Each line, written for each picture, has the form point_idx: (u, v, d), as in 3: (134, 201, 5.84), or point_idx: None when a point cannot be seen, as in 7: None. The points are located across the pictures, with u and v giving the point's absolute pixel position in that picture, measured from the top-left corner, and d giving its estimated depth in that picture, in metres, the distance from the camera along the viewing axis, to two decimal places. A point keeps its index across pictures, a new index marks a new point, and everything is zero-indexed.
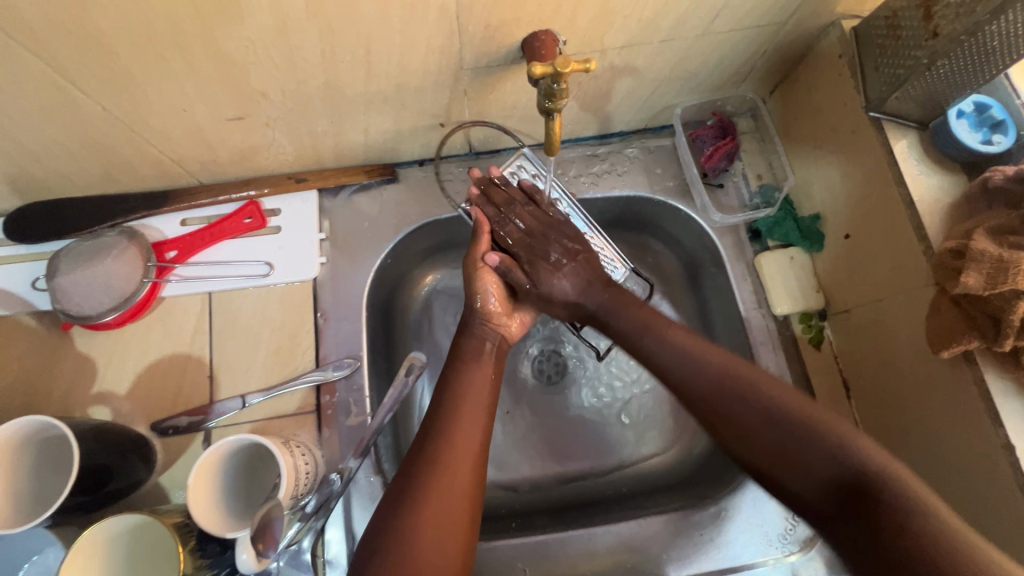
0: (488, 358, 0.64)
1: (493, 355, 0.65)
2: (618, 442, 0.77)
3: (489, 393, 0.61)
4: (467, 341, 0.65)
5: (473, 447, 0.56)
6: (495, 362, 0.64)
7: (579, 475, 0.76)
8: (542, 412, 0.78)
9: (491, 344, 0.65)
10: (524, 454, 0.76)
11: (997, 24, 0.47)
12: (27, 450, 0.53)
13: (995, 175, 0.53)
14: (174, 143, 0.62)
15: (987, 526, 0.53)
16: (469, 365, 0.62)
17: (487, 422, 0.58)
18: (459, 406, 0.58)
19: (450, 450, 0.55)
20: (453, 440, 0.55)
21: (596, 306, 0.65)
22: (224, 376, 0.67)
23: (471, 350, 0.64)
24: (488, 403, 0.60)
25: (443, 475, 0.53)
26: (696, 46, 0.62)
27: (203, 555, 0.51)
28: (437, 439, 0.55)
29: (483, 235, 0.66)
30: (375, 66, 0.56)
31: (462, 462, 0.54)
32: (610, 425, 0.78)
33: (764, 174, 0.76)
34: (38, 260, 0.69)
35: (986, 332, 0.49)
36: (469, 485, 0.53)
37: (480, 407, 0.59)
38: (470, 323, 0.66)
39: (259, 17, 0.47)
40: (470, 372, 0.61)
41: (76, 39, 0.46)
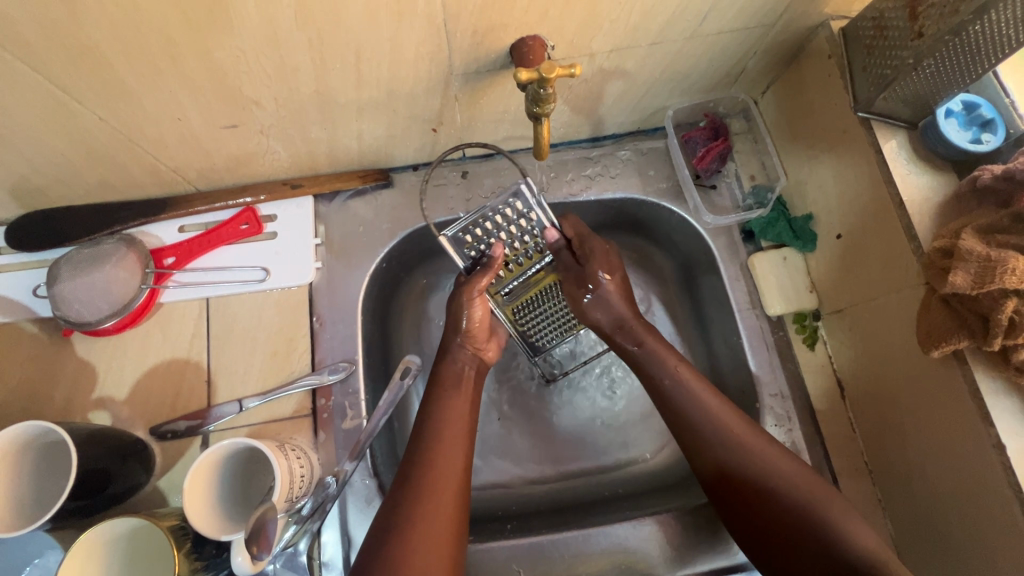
0: (468, 383, 0.65)
1: (473, 379, 0.66)
2: (609, 445, 0.77)
3: (465, 418, 0.62)
4: (448, 367, 0.66)
5: (458, 468, 0.57)
6: (475, 386, 0.66)
7: (577, 477, 0.76)
8: (532, 418, 0.79)
9: (470, 368, 0.67)
10: (517, 457, 0.77)
11: (981, 24, 0.47)
12: (27, 455, 0.54)
13: (983, 175, 0.53)
14: (170, 151, 0.63)
15: (981, 526, 0.52)
16: (446, 391, 0.63)
17: (468, 446, 0.60)
18: (442, 428, 0.60)
19: (434, 475, 0.56)
20: (435, 465, 0.56)
21: (631, 334, 0.67)
22: (221, 381, 0.68)
23: (449, 376, 0.65)
24: (466, 424, 0.61)
25: (427, 498, 0.54)
26: (684, 49, 0.63)
27: (198, 558, 0.52)
28: (420, 463, 0.56)
29: (490, 274, 0.64)
30: (366, 73, 0.56)
31: (444, 486, 0.55)
32: (600, 428, 0.78)
33: (756, 175, 0.76)
34: (40, 268, 0.70)
35: (976, 332, 0.50)
36: (453, 507, 0.55)
37: (459, 428, 0.60)
38: (451, 348, 0.67)
39: (249, 27, 0.48)
40: (449, 398, 0.63)
41: (71, 51, 0.47)
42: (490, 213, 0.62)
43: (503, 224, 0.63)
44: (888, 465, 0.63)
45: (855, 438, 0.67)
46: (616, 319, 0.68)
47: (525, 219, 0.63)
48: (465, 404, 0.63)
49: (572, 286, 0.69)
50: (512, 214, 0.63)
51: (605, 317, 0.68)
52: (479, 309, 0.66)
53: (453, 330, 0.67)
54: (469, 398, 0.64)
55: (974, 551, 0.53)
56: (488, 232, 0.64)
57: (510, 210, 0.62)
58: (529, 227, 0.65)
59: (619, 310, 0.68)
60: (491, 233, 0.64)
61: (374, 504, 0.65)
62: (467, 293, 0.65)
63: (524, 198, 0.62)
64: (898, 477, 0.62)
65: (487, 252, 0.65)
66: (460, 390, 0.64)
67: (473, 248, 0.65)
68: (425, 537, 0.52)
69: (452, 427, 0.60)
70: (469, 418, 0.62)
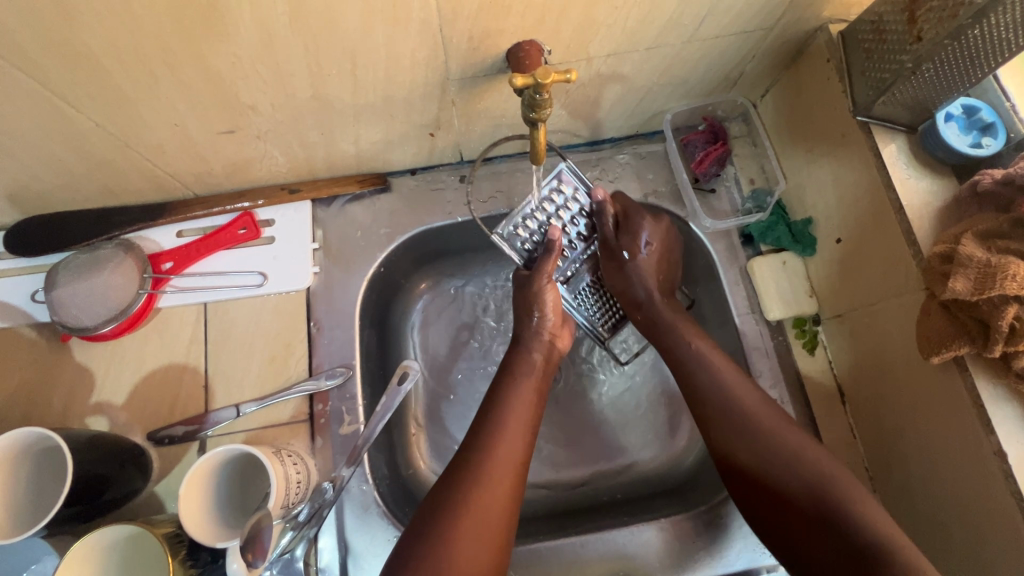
0: (538, 373, 0.65)
1: (541, 368, 0.65)
2: (626, 442, 0.77)
3: (528, 410, 0.61)
4: (520, 354, 0.66)
5: (516, 458, 0.57)
6: (544, 377, 0.65)
7: (580, 481, 0.76)
8: (555, 411, 0.79)
9: (542, 357, 0.66)
10: None
11: (980, 28, 0.47)
12: (24, 461, 0.54)
13: (984, 179, 0.53)
14: (167, 156, 0.63)
15: (982, 533, 0.52)
16: (516, 381, 0.63)
17: (528, 439, 0.59)
18: (504, 419, 0.59)
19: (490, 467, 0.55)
20: (491, 457, 0.55)
21: (655, 311, 0.67)
22: (219, 386, 0.68)
23: (519, 365, 0.65)
24: (530, 414, 0.61)
25: (479, 489, 0.53)
26: (683, 52, 0.62)
27: (193, 564, 0.52)
28: (474, 456, 0.56)
29: (552, 254, 0.66)
30: (362, 79, 0.56)
31: (499, 481, 0.54)
32: (614, 425, 0.78)
33: (756, 179, 0.76)
34: (38, 273, 0.70)
35: (976, 338, 0.49)
36: (508, 500, 0.54)
37: (523, 418, 0.60)
38: (525, 335, 0.67)
39: (245, 33, 0.48)
40: (517, 387, 0.62)
41: (66, 58, 0.47)
42: (530, 209, 0.68)
43: (550, 209, 0.68)
44: (888, 471, 0.62)
45: (855, 443, 0.66)
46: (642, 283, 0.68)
47: (570, 199, 0.68)
48: (531, 394, 0.62)
49: (608, 256, 0.69)
50: (558, 195, 0.68)
51: (636, 283, 0.68)
52: (552, 295, 0.67)
53: (527, 317, 0.67)
54: (536, 386, 0.64)
55: (976, 557, 0.53)
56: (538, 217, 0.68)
57: (557, 193, 0.68)
58: (576, 207, 0.69)
59: (646, 279, 0.67)
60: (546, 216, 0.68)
61: (371, 510, 0.65)
62: (537, 280, 0.66)
63: (569, 180, 0.68)
64: (898, 483, 0.61)
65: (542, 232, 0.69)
66: (529, 380, 0.63)
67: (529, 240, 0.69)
68: (478, 531, 0.52)
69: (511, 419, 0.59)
70: (532, 407, 0.62)
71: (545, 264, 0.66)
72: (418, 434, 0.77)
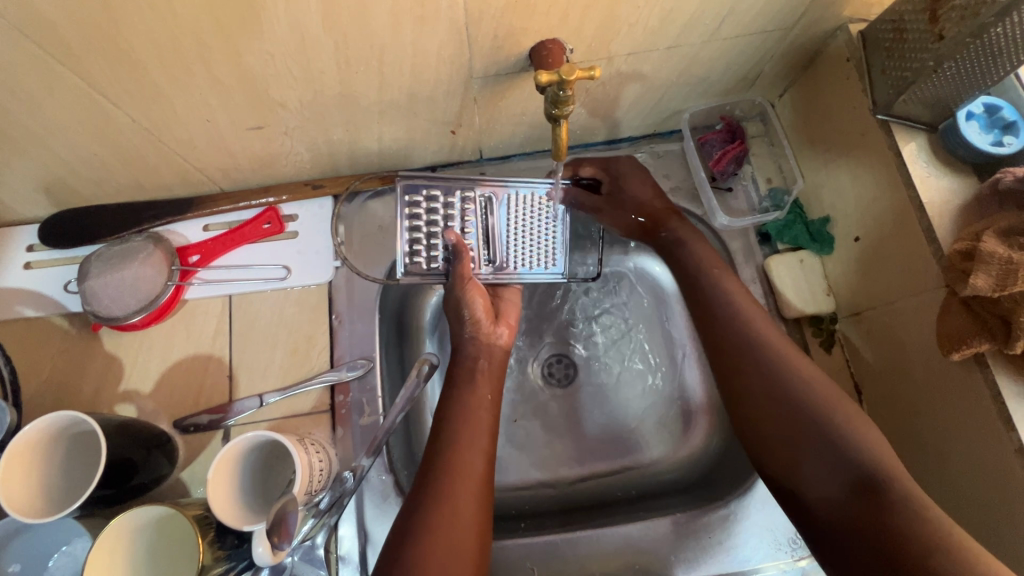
0: (486, 376, 0.64)
1: (489, 371, 0.65)
2: (627, 393, 0.80)
3: (488, 409, 0.61)
4: (461, 363, 0.65)
5: (477, 467, 0.56)
6: (494, 378, 0.64)
7: (596, 477, 0.76)
8: (561, 413, 0.79)
9: (483, 359, 0.65)
10: (541, 457, 0.77)
11: (1003, 26, 0.47)
12: (59, 444, 0.55)
13: (1005, 176, 0.53)
14: (197, 152, 0.65)
15: (1003, 530, 0.52)
16: (469, 390, 0.62)
17: (490, 435, 0.60)
18: (465, 419, 0.59)
19: (458, 457, 0.56)
20: (458, 459, 0.56)
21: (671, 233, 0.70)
22: (243, 376, 0.69)
23: (470, 372, 0.64)
24: (489, 422, 0.60)
25: (446, 501, 0.53)
26: (702, 51, 0.63)
27: (220, 546, 0.52)
28: (443, 452, 0.56)
29: (461, 267, 0.66)
30: (388, 77, 0.58)
31: (466, 489, 0.54)
32: (628, 423, 0.79)
33: (773, 178, 0.76)
34: (70, 264, 0.72)
35: (997, 334, 0.49)
36: (475, 512, 0.54)
37: (481, 427, 0.59)
38: (463, 344, 0.66)
39: (278, 31, 0.49)
40: (468, 396, 0.61)
41: (109, 54, 0.49)
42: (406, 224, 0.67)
43: (434, 224, 0.68)
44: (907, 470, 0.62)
45: None
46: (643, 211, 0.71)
47: (433, 202, 0.67)
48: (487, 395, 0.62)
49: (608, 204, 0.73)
50: (422, 207, 0.67)
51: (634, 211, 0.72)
52: (474, 291, 0.66)
53: (461, 328, 0.67)
54: (489, 389, 0.63)
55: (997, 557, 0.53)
56: (426, 237, 0.68)
57: (416, 205, 0.67)
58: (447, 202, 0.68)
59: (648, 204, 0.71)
60: (431, 230, 0.68)
61: (390, 500, 0.66)
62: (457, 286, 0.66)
63: (414, 188, 0.67)
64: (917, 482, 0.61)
65: (448, 245, 0.68)
66: (484, 384, 0.63)
67: (433, 259, 0.68)
68: (453, 522, 0.52)
69: (472, 417, 0.59)
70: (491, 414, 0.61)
71: (460, 270, 0.66)
72: None
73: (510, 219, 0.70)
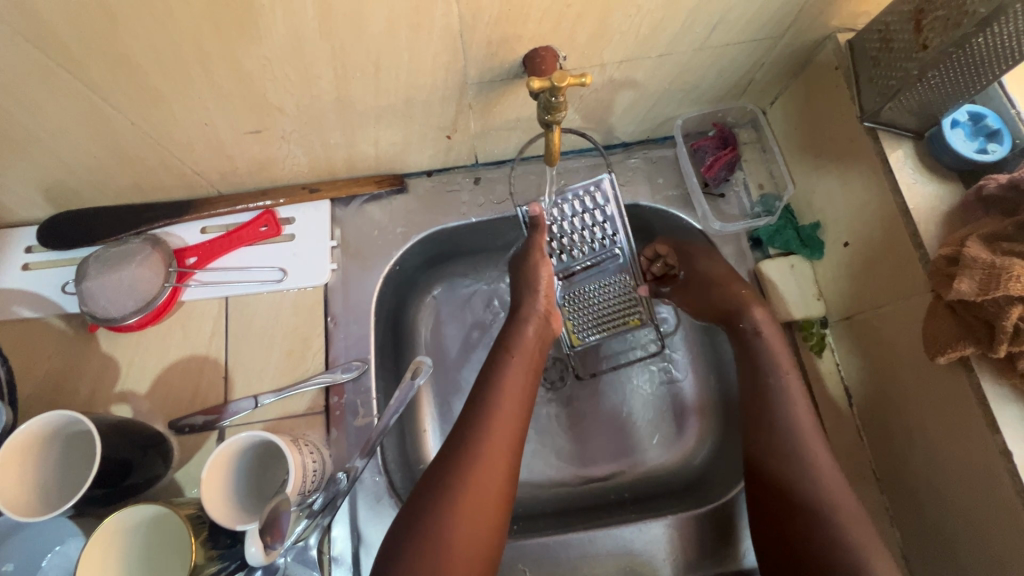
0: (531, 350, 0.65)
1: (536, 347, 0.65)
2: (626, 399, 0.80)
3: (522, 387, 0.61)
4: (514, 325, 0.66)
5: (510, 441, 0.57)
6: (537, 356, 0.65)
7: (594, 479, 0.77)
8: (562, 415, 0.80)
9: (536, 336, 0.66)
10: (540, 457, 0.77)
11: (984, 36, 0.48)
12: (53, 444, 0.56)
13: (989, 183, 0.54)
14: (196, 155, 0.65)
15: (989, 533, 0.52)
16: (507, 359, 0.62)
17: (523, 418, 0.60)
18: (495, 404, 0.58)
19: (481, 456, 0.55)
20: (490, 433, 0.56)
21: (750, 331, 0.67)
22: (238, 377, 0.70)
23: (515, 340, 0.64)
24: (523, 394, 0.61)
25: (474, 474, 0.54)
26: (695, 59, 0.64)
27: (214, 546, 0.52)
28: (464, 452, 0.55)
29: (540, 240, 0.71)
30: (384, 83, 0.59)
31: (496, 461, 0.55)
32: (627, 429, 0.79)
33: (765, 183, 0.77)
34: (68, 266, 0.73)
35: (982, 338, 0.50)
36: (502, 483, 0.55)
37: (517, 396, 0.60)
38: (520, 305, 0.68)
39: (276, 37, 0.50)
40: (505, 369, 0.61)
41: (108, 59, 0.50)
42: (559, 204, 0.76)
43: (578, 208, 0.75)
44: (895, 472, 0.63)
45: (862, 445, 0.67)
46: (726, 299, 0.69)
47: (598, 210, 0.75)
48: (525, 374, 0.62)
49: (681, 290, 0.75)
50: (591, 203, 0.75)
51: (715, 297, 0.71)
52: (546, 270, 0.70)
53: (519, 290, 0.70)
54: (529, 365, 0.63)
55: (982, 558, 0.53)
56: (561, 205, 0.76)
57: (587, 198, 0.75)
58: (600, 217, 0.75)
59: (736, 294, 0.69)
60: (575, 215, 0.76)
61: (385, 501, 0.67)
62: (532, 254, 0.71)
63: (603, 192, 0.74)
64: (905, 485, 0.62)
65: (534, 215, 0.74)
66: (523, 355, 0.63)
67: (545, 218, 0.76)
68: (470, 529, 0.52)
69: (502, 411, 0.58)
70: (524, 386, 0.61)
71: (536, 241, 0.71)
72: (430, 430, 0.78)
73: (608, 279, 0.78)
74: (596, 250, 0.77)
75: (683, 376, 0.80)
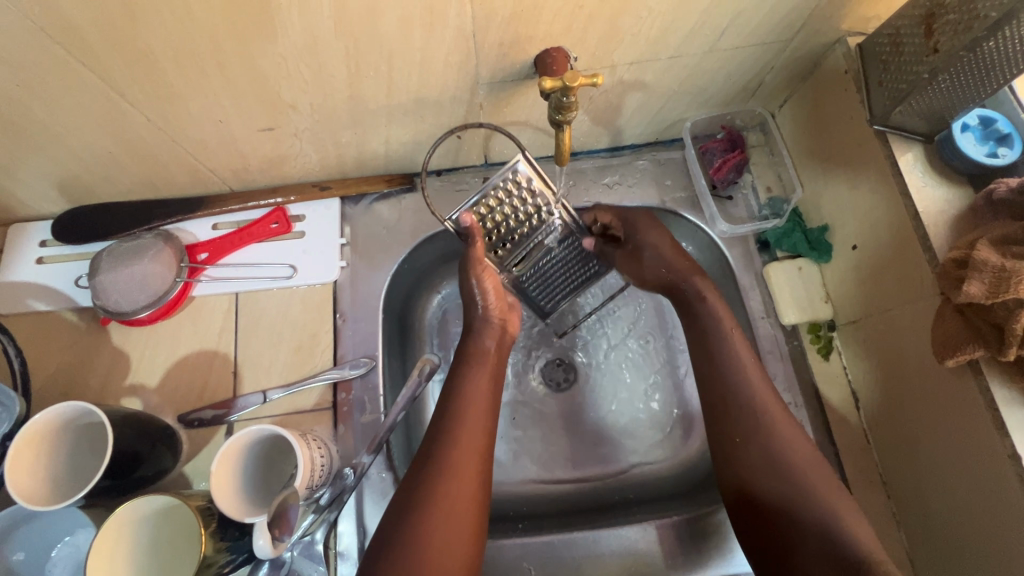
0: (492, 359, 0.64)
1: (495, 355, 0.65)
2: (620, 399, 0.80)
3: (487, 393, 0.61)
4: (471, 341, 0.65)
5: (478, 447, 0.57)
6: (499, 362, 0.65)
7: (589, 480, 0.77)
8: (559, 416, 0.80)
9: (495, 343, 0.65)
10: (538, 458, 0.78)
11: (995, 40, 0.49)
12: (66, 435, 0.56)
13: (999, 187, 0.54)
14: (209, 152, 0.66)
15: (997, 537, 0.52)
16: (469, 369, 0.62)
17: (490, 423, 0.60)
18: (464, 410, 0.59)
19: (454, 461, 0.55)
20: (460, 439, 0.57)
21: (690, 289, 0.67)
22: (247, 373, 0.71)
23: (472, 351, 0.64)
24: (487, 403, 0.61)
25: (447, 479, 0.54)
26: (704, 62, 0.64)
27: (222, 538, 0.52)
28: (437, 458, 0.55)
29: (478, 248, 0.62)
30: (396, 82, 0.59)
31: (468, 465, 0.56)
32: (622, 432, 0.79)
33: (773, 187, 0.77)
34: (81, 260, 0.74)
35: (991, 342, 0.50)
36: (474, 489, 0.55)
37: (481, 404, 0.60)
38: (472, 322, 0.66)
39: (292, 36, 0.51)
40: (469, 379, 0.61)
41: (127, 56, 0.51)
42: (482, 197, 0.61)
43: (502, 199, 0.62)
44: (902, 477, 0.63)
45: (869, 450, 0.67)
46: (664, 268, 0.69)
47: (525, 194, 0.62)
48: (488, 381, 0.62)
49: (626, 258, 0.71)
50: (515, 190, 0.61)
51: (652, 267, 0.70)
52: (492, 282, 0.65)
53: (472, 308, 0.66)
54: (492, 373, 0.63)
55: (990, 563, 0.53)
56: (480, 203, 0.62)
57: (512, 184, 0.61)
58: (531, 200, 0.63)
59: (675, 263, 0.68)
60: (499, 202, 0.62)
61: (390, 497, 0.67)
62: (474, 269, 0.63)
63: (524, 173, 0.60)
64: (912, 488, 0.61)
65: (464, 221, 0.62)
66: (483, 367, 0.63)
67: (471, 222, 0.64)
68: (448, 532, 0.52)
69: (472, 423, 0.58)
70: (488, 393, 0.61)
71: (474, 257, 0.62)
72: None
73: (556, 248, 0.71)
74: (531, 230, 0.67)
75: (688, 381, 0.80)
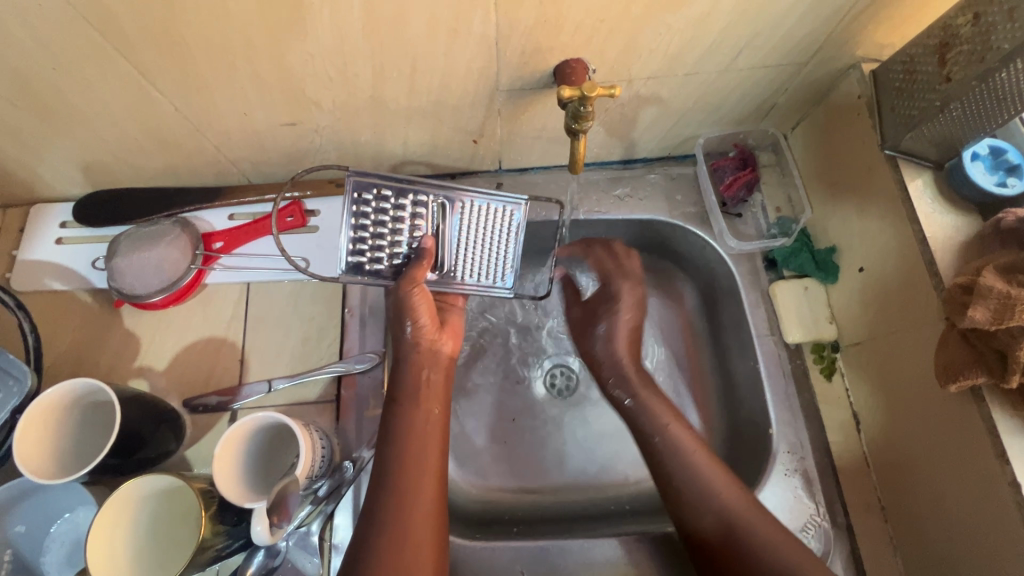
0: (429, 394, 0.60)
1: (434, 387, 0.60)
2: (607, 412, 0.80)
3: (437, 427, 0.59)
4: (401, 376, 0.60)
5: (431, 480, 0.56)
6: (439, 396, 0.60)
7: (564, 491, 0.76)
8: (543, 424, 0.80)
9: (434, 375, 0.61)
10: (517, 464, 0.78)
11: (1007, 72, 0.50)
12: (75, 411, 0.57)
13: (1007, 217, 0.55)
14: (232, 144, 0.68)
15: (993, 565, 0.52)
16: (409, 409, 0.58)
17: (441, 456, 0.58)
18: (410, 447, 0.56)
19: (405, 499, 0.54)
20: (409, 474, 0.55)
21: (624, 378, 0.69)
22: (254, 362, 0.72)
23: (403, 389, 0.59)
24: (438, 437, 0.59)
25: (403, 516, 0.53)
26: (719, 80, 0.66)
27: (221, 521, 0.52)
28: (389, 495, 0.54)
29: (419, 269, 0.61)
30: (418, 84, 0.61)
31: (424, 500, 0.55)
32: (606, 446, 0.79)
33: (782, 207, 0.78)
34: (100, 242, 0.76)
35: (994, 368, 0.50)
36: (432, 526, 0.54)
37: (430, 439, 0.58)
38: (403, 350, 0.61)
39: (320, 35, 0.53)
40: (411, 418, 0.58)
41: (161, 47, 0.53)
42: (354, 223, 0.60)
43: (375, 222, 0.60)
44: (900, 501, 0.63)
45: (868, 472, 0.66)
46: (608, 354, 0.72)
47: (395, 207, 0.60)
48: (430, 416, 0.59)
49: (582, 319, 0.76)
50: (371, 206, 0.59)
51: (598, 349, 0.73)
52: (422, 300, 0.60)
53: (402, 331, 0.61)
54: (437, 405, 0.60)
55: None
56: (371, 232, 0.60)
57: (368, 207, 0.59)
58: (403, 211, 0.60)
59: (616, 355, 0.71)
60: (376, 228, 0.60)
61: None
62: (405, 289, 0.60)
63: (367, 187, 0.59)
64: (909, 513, 0.61)
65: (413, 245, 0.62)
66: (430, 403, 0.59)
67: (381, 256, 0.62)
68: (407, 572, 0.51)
69: (420, 509, 0.54)
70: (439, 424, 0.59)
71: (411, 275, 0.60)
72: None
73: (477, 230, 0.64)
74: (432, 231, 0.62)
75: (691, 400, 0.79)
